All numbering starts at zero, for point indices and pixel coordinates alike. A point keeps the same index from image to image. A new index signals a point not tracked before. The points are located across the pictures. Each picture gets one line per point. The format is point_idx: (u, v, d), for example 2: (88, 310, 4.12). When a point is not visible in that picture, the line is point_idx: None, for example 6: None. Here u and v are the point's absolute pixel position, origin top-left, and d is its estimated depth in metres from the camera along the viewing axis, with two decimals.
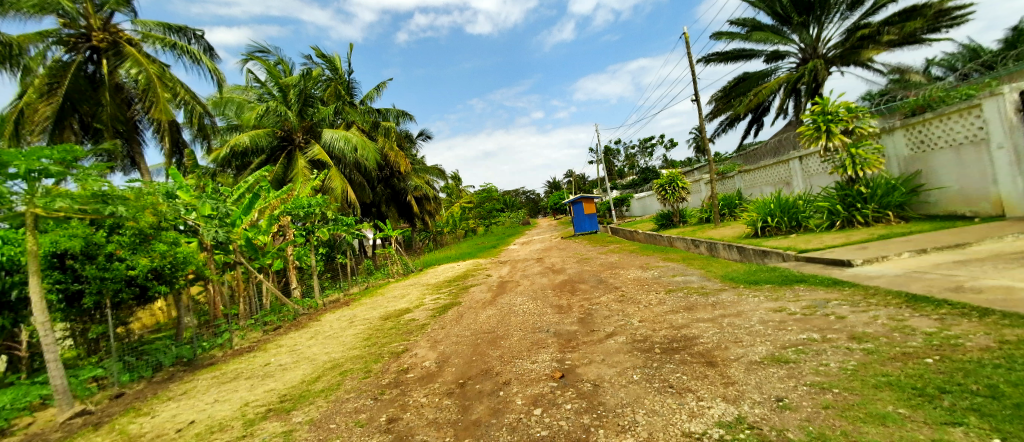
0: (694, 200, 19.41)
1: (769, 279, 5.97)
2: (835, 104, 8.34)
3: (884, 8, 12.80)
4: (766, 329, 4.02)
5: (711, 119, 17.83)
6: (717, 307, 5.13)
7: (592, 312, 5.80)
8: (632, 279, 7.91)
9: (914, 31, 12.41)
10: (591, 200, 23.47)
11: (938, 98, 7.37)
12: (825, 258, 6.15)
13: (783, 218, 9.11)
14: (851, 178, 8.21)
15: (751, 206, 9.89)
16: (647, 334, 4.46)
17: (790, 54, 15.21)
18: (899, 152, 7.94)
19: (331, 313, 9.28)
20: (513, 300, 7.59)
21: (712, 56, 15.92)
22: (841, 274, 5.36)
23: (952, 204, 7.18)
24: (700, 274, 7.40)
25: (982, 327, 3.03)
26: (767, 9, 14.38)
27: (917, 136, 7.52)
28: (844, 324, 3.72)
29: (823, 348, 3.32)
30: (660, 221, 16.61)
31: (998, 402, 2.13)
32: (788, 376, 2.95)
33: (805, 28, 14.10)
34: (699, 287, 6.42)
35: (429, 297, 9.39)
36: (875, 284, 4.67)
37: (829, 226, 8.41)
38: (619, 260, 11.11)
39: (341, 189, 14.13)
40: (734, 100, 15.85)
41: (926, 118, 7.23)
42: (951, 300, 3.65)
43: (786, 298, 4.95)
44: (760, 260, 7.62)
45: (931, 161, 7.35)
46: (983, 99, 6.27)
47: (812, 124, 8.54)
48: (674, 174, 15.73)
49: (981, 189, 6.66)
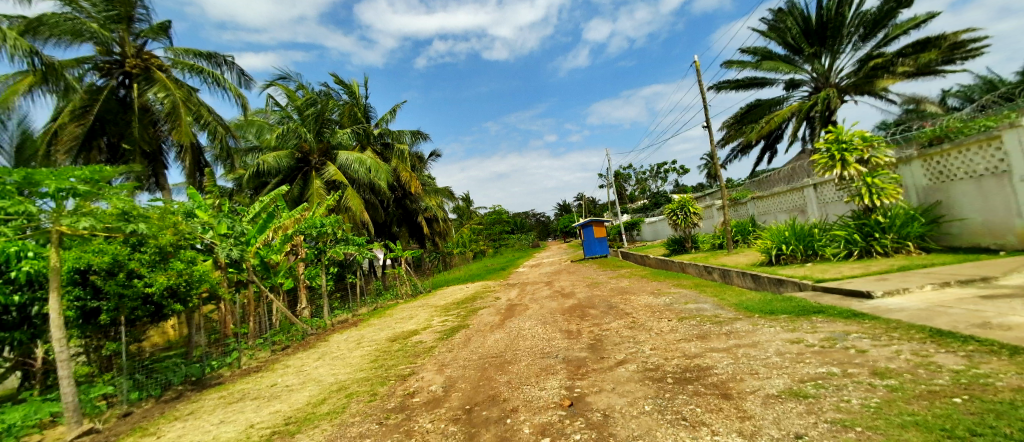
0: (706, 225, 19.21)
1: (785, 309, 5.82)
2: (850, 132, 8.27)
3: (897, 39, 12.84)
4: (783, 361, 3.90)
5: (722, 146, 17.86)
6: (731, 336, 5.01)
7: (603, 339, 5.70)
8: (643, 305, 7.81)
9: (929, 63, 12.40)
10: (601, 224, 23.34)
11: (956, 128, 7.30)
12: (843, 288, 5.97)
13: (798, 247, 8.91)
14: (868, 207, 8.08)
15: (766, 233, 9.77)
16: (660, 363, 4.36)
17: (802, 83, 15.21)
18: (917, 182, 7.83)
19: (339, 334, 9.27)
20: (522, 324, 7.51)
21: (723, 84, 16.05)
22: (861, 306, 5.20)
23: (975, 236, 6.99)
24: (713, 302, 7.23)
25: (1013, 366, 2.90)
26: (778, 38, 14.55)
27: (936, 167, 7.43)
28: (866, 359, 3.59)
29: (844, 383, 3.21)
30: (671, 246, 16.53)
31: None
32: (808, 411, 2.84)
33: (817, 58, 14.17)
34: (712, 315, 6.27)
35: (437, 318, 9.33)
36: (897, 317, 4.51)
37: (846, 256, 8.20)
38: (630, 284, 10.98)
39: (355, 209, 14.42)
40: (745, 126, 15.85)
41: (945, 149, 7.14)
42: (979, 337, 3.51)
43: (803, 329, 4.81)
44: (775, 289, 7.47)
45: (951, 192, 7.21)
46: (1001, 131, 6.19)
47: (826, 152, 8.47)
48: (685, 199, 15.64)
49: (1006, 223, 6.46)
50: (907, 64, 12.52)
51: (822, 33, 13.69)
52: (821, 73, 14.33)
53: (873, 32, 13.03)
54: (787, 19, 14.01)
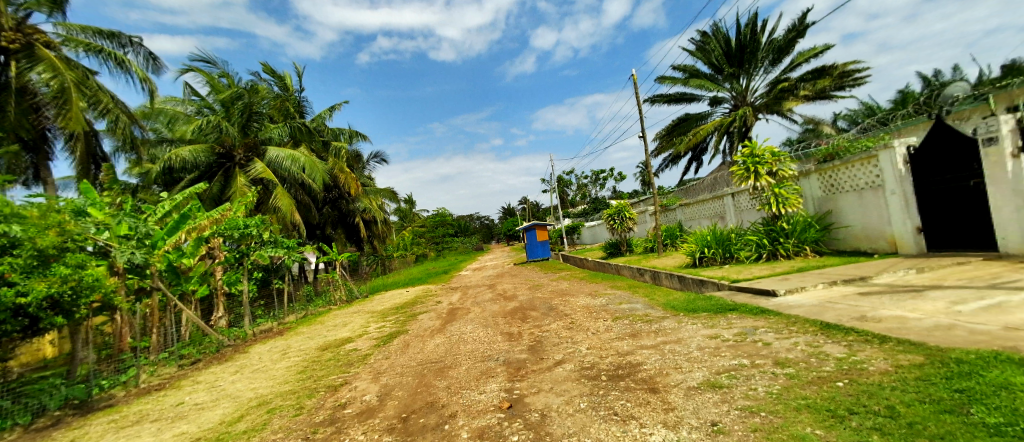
0: (640, 230, 20.36)
1: (706, 307, 6.31)
2: (762, 148, 9.17)
3: (800, 66, 14.42)
4: (702, 355, 4.22)
5: (654, 156, 19.00)
6: (659, 333, 5.33)
7: (542, 340, 5.83)
8: (581, 306, 8.08)
9: (823, 88, 14.13)
10: (544, 227, 23.85)
11: (844, 147, 8.35)
12: (753, 287, 6.60)
13: (718, 250, 9.71)
14: (775, 215, 8.99)
15: (691, 237, 10.53)
16: (595, 361, 4.53)
17: (724, 101, 16.57)
18: (814, 193, 8.85)
19: (261, 345, 8.60)
20: (463, 328, 7.45)
21: (656, 97, 17.09)
22: (767, 303, 5.77)
23: (858, 241, 8.02)
24: (645, 302, 7.66)
25: (882, 352, 3.38)
26: (703, 58, 15.75)
27: (828, 180, 8.44)
28: (770, 350, 3.99)
29: (752, 373, 3.54)
30: (609, 249, 17.32)
31: (895, 421, 2.37)
32: (722, 400, 3.10)
33: (735, 79, 15.52)
34: (643, 314, 6.63)
35: (373, 325, 8.98)
36: (796, 312, 5.07)
37: (757, 258, 9.06)
38: (570, 287, 11.30)
39: (286, 209, 13.49)
40: (675, 138, 17.01)
41: (836, 165, 8.12)
42: (857, 328, 4.05)
43: (720, 325, 5.25)
44: (698, 289, 8.09)
45: (840, 202, 8.23)
46: (878, 150, 7.17)
47: (742, 164, 9.30)
48: (622, 204, 16.35)
49: (881, 229, 7.49)
50: (807, 88, 14.18)
51: (740, 56, 15.03)
52: (739, 93, 15.72)
53: (781, 58, 14.54)
54: (711, 42, 15.24)
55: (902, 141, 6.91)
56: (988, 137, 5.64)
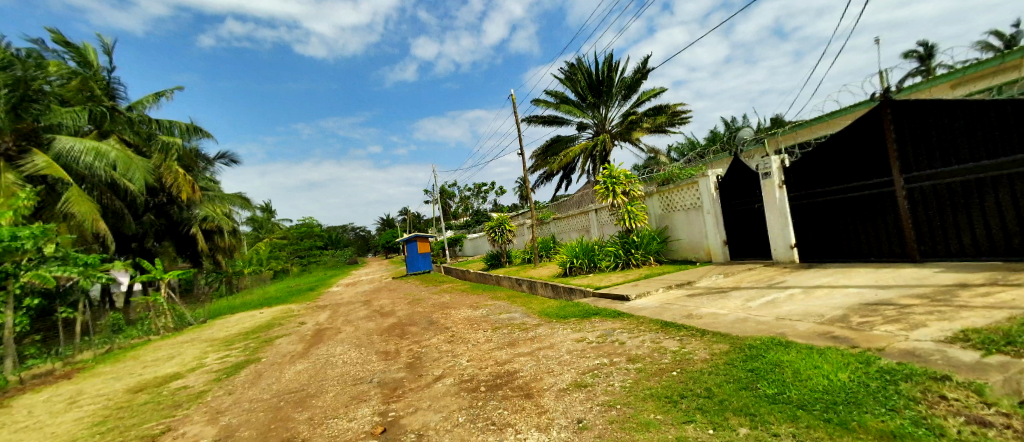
0: (519, 242, 21.39)
1: (574, 313, 6.92)
2: (617, 170, 10.48)
3: (645, 102, 16.88)
4: (571, 358, 4.62)
5: (531, 172, 20.22)
6: (534, 340, 5.66)
7: (421, 356, 5.71)
8: (461, 318, 8.13)
9: (660, 125, 16.95)
10: (425, 239, 23.43)
11: (677, 173, 10.05)
12: (612, 293, 7.46)
13: (584, 260, 10.65)
14: (628, 229, 10.32)
15: (563, 248, 11.44)
16: (474, 373, 4.61)
17: (588, 127, 18.47)
18: (656, 211, 10.44)
19: (36, 395, 6.62)
20: (331, 350, 6.87)
21: (532, 118, 18.28)
22: (622, 307, 6.58)
23: (686, 251, 9.67)
24: (522, 311, 8.05)
25: (704, 344, 4.14)
26: (571, 87, 17.42)
27: (666, 200, 10.05)
28: (625, 349, 4.56)
29: (611, 370, 4.00)
30: (490, 260, 17.77)
31: (712, 400, 2.92)
32: (586, 398, 3.44)
33: (597, 108, 17.48)
34: (520, 323, 6.96)
35: (215, 355, 7.70)
36: (643, 314, 5.90)
37: (614, 267, 10.26)
38: (450, 299, 11.27)
39: (89, 217, 10.78)
40: (549, 157, 18.40)
41: (671, 188, 9.72)
42: (687, 325, 4.88)
43: (586, 329, 5.81)
44: (568, 296, 8.81)
45: (674, 219, 9.85)
46: (699, 178, 8.81)
47: (603, 184, 10.44)
48: (503, 217, 16.93)
49: (700, 242, 9.17)
50: (649, 123, 16.87)
51: (599, 88, 16.98)
52: (600, 121, 17.72)
53: (630, 94, 16.86)
54: (577, 73, 16.92)
55: (714, 171, 8.61)
56: (765, 172, 7.34)
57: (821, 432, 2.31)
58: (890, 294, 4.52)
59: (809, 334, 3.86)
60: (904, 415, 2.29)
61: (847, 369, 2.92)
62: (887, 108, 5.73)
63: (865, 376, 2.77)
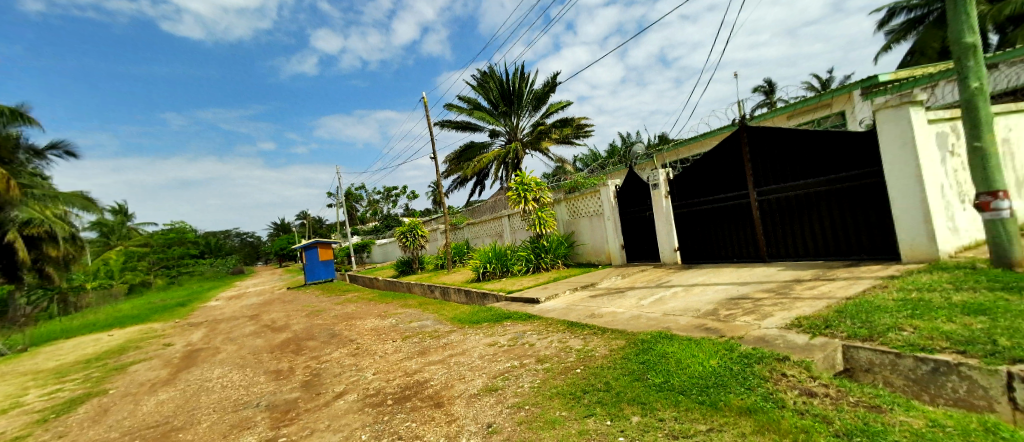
0: (432, 247, 21.02)
1: (486, 318, 7.01)
2: (528, 178, 10.86)
3: (554, 114, 17.80)
4: (482, 362, 4.68)
5: (444, 177, 20.04)
6: (445, 348, 5.62)
7: (320, 372, 5.32)
8: (367, 329, 7.74)
9: (567, 135, 17.98)
10: (327, 246, 21.86)
11: (582, 182, 10.74)
12: (523, 297, 7.69)
13: (497, 265, 10.88)
14: (538, 234, 10.76)
15: (476, 253, 11.52)
16: (380, 386, 4.43)
17: (500, 135, 18.88)
18: (564, 217, 11.03)
19: None
20: (208, 374, 6.07)
21: (445, 123, 18.16)
22: (533, 310, 6.83)
23: (590, 255, 10.37)
24: (434, 318, 7.92)
25: (605, 341, 4.48)
26: (483, 95, 17.67)
27: (573, 207, 10.67)
28: (534, 350, 4.75)
29: (521, 372, 4.13)
30: (400, 267, 17.18)
31: (611, 393, 3.18)
32: (497, 402, 3.51)
33: (508, 116, 17.96)
34: (431, 330, 6.85)
35: (42, 391, 6.30)
36: (551, 315, 6.20)
37: (526, 271, 10.61)
38: (355, 310, 10.65)
39: None
40: (463, 163, 18.44)
41: (577, 196, 10.37)
42: (591, 324, 5.24)
43: (497, 333, 5.92)
44: (481, 301, 8.88)
45: (580, 225, 10.51)
46: (601, 187, 9.51)
47: (515, 191, 10.76)
48: (414, 222, 16.52)
49: (602, 246, 9.90)
50: (558, 133, 17.75)
51: (511, 97, 17.50)
52: (511, 129, 18.22)
53: (540, 105, 17.63)
54: (489, 82, 17.21)
55: (614, 181, 9.37)
56: (654, 183, 8.17)
57: (697, 413, 2.65)
58: (750, 289, 5.34)
59: (689, 326, 4.39)
60: (758, 392, 2.73)
61: (718, 356, 3.38)
62: (745, 133, 6.72)
63: (730, 361, 3.25)
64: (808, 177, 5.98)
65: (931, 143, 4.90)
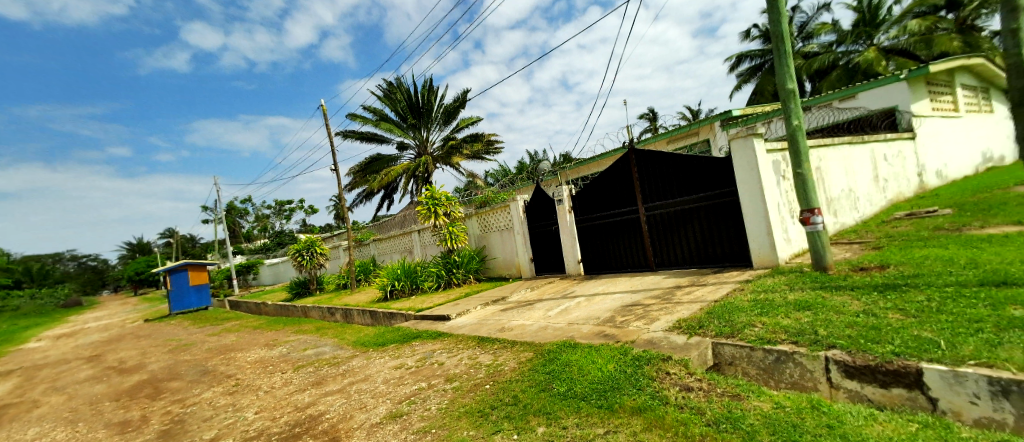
0: (332, 266, 19.58)
1: (392, 339, 6.69)
2: (438, 192, 10.74)
3: (464, 129, 17.96)
4: (386, 388, 4.44)
5: (348, 191, 18.92)
6: (346, 375, 5.23)
7: (188, 417, 4.58)
8: (252, 361, 6.89)
9: (478, 151, 18.21)
10: (199, 268, 19.13)
11: (492, 197, 10.94)
12: (432, 314, 7.51)
13: (406, 282, 10.51)
14: (449, 249, 10.66)
15: (383, 271, 11.00)
16: (267, 426, 3.96)
17: (409, 148, 18.47)
18: (475, 231, 11.10)
19: None
20: (27, 435, 4.86)
21: (348, 133, 17.24)
22: (442, 327, 6.71)
23: (501, 269, 10.52)
24: (333, 343, 7.35)
25: (513, 354, 4.56)
26: (390, 106, 17.17)
27: (484, 222, 10.80)
28: (442, 370, 4.65)
29: (427, 394, 4.00)
30: (295, 289, 15.65)
31: (518, 406, 3.23)
32: (401, 428, 3.35)
33: (418, 129, 17.66)
34: (330, 357, 6.34)
35: None
36: (461, 332, 6.14)
37: (437, 288, 10.41)
38: (237, 340, 9.41)
39: None
40: (369, 176, 17.63)
41: (488, 210, 10.51)
42: (500, 338, 5.30)
43: (404, 355, 5.68)
44: (388, 322, 8.47)
45: (491, 239, 10.66)
46: (510, 201, 9.78)
47: (425, 205, 10.55)
48: (312, 239, 15.27)
49: (513, 260, 10.13)
50: (468, 149, 17.89)
51: (420, 110, 17.27)
52: (421, 142, 17.93)
53: (450, 120, 17.65)
54: (397, 93, 16.80)
55: (523, 196, 9.70)
56: (558, 199, 8.63)
57: (596, 418, 2.82)
58: (642, 296, 5.86)
59: (590, 334, 4.67)
60: (647, 391, 2.98)
61: (614, 361, 3.64)
62: (633, 154, 7.44)
63: (625, 364, 3.51)
64: (684, 195, 6.80)
65: (769, 169, 5.93)
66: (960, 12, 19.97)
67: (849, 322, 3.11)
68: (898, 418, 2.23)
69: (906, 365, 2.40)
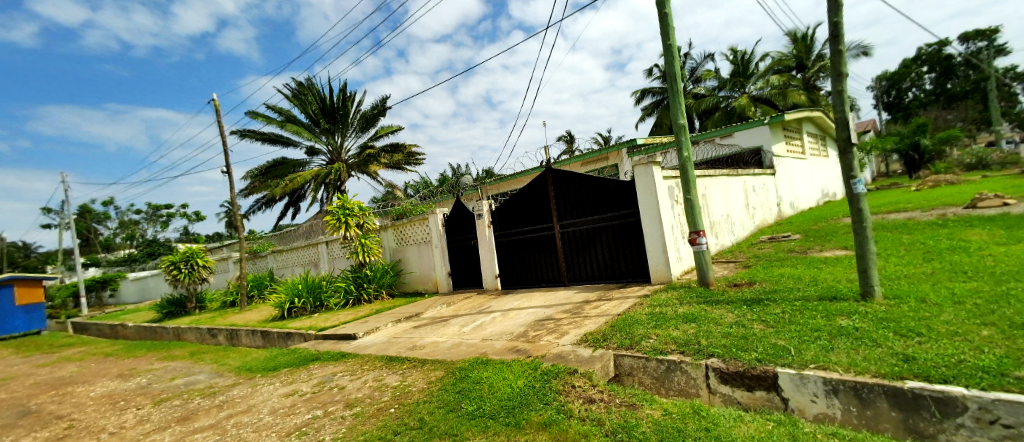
0: (218, 280, 17.31)
1: (286, 363, 6.05)
2: (351, 201, 10.10)
3: (383, 138, 17.29)
4: (274, 419, 3.97)
5: (243, 196, 17.03)
6: (224, 407, 4.59)
7: None
8: (99, 396, 5.74)
9: (398, 161, 17.59)
10: (34, 283, 15.62)
11: (410, 209, 10.60)
12: (336, 334, 6.96)
13: (308, 299, 9.64)
14: (360, 263, 10.04)
15: (281, 287, 9.98)
16: None
17: (321, 154, 17.26)
18: (390, 244, 10.63)
19: None
20: None
21: (247, 133, 15.64)
22: (347, 347, 6.24)
23: (417, 284, 10.17)
24: (210, 371, 6.43)
25: (422, 374, 4.39)
26: (300, 107, 15.94)
27: (400, 235, 10.40)
28: (342, 395, 4.29)
29: (322, 423, 3.66)
30: (166, 308, 13.42)
31: (423, 430, 3.10)
32: None
33: (331, 135, 16.60)
34: (205, 387, 5.52)
35: None
36: (368, 351, 5.77)
37: (344, 304, 9.71)
38: (82, 371, 7.79)
39: None
40: (270, 181, 16.09)
41: (404, 222, 10.15)
42: (410, 357, 5.07)
43: (298, 379, 5.15)
44: (283, 343, 7.67)
45: (407, 253, 10.29)
46: (429, 214, 9.55)
47: (335, 215, 9.84)
48: (192, 250, 13.37)
49: (429, 274, 9.85)
50: (387, 159, 17.19)
51: (335, 115, 16.32)
52: (334, 149, 16.88)
53: (368, 128, 16.81)
54: (307, 94, 15.68)
55: (442, 209, 9.54)
56: (478, 213, 8.62)
57: (502, 436, 2.80)
58: (554, 311, 6.04)
59: (503, 350, 4.66)
60: (553, 406, 3.05)
61: (524, 376, 3.67)
62: (550, 173, 7.75)
63: (534, 379, 3.56)
64: (594, 214, 7.23)
65: (665, 194, 6.56)
66: (805, 73, 24.36)
67: (724, 333, 3.52)
68: (758, 418, 2.55)
69: (765, 370, 2.77)
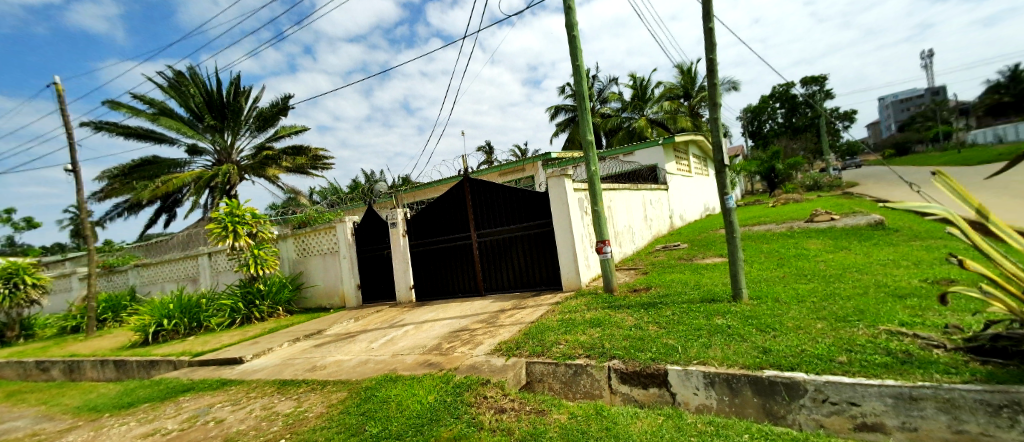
0: (56, 301, 14.23)
1: (149, 396, 5.13)
2: (242, 207, 8.99)
3: (284, 139, 15.84)
4: None
5: (97, 199, 14.32)
6: None
7: None
8: None
9: (301, 165, 16.20)
10: None
11: (314, 217, 9.80)
12: (218, 358, 6.10)
13: (182, 320, 8.34)
14: (251, 277, 8.98)
15: (146, 307, 8.50)
16: None
17: (206, 154, 15.24)
18: (289, 256, 9.70)
19: None
20: None
21: (105, 125, 13.25)
22: (230, 373, 5.49)
23: (321, 298, 9.39)
24: (38, 414, 5.20)
25: (321, 397, 4.02)
26: (178, 99, 13.94)
27: (301, 245, 9.54)
28: (220, 429, 3.75)
29: None
30: None
31: None
32: None
33: (219, 133, 14.77)
34: (29, 436, 4.44)
35: None
36: (257, 376, 5.14)
37: (229, 324, 8.58)
38: None
39: None
40: (135, 183, 13.79)
41: (306, 232, 9.34)
42: (308, 379, 4.62)
43: (163, 416, 4.39)
44: (144, 374, 6.53)
45: (309, 265, 9.47)
46: (336, 223, 8.91)
47: (220, 222, 8.63)
48: (18, 265, 10.85)
49: (335, 287, 9.16)
50: (289, 162, 15.74)
51: (224, 112, 14.60)
52: (223, 149, 15.05)
53: (266, 128, 15.26)
54: (189, 85, 13.80)
55: (352, 218, 8.97)
56: (392, 222, 8.26)
57: None
58: (469, 321, 5.97)
59: (413, 365, 4.47)
60: (463, 419, 2.98)
61: (435, 391, 3.56)
62: (467, 183, 7.72)
63: (445, 393, 3.46)
64: (509, 224, 7.35)
65: (575, 204, 6.90)
66: (691, 101, 27.64)
67: (625, 335, 3.77)
68: (651, 413, 2.75)
69: (658, 368, 3.02)
